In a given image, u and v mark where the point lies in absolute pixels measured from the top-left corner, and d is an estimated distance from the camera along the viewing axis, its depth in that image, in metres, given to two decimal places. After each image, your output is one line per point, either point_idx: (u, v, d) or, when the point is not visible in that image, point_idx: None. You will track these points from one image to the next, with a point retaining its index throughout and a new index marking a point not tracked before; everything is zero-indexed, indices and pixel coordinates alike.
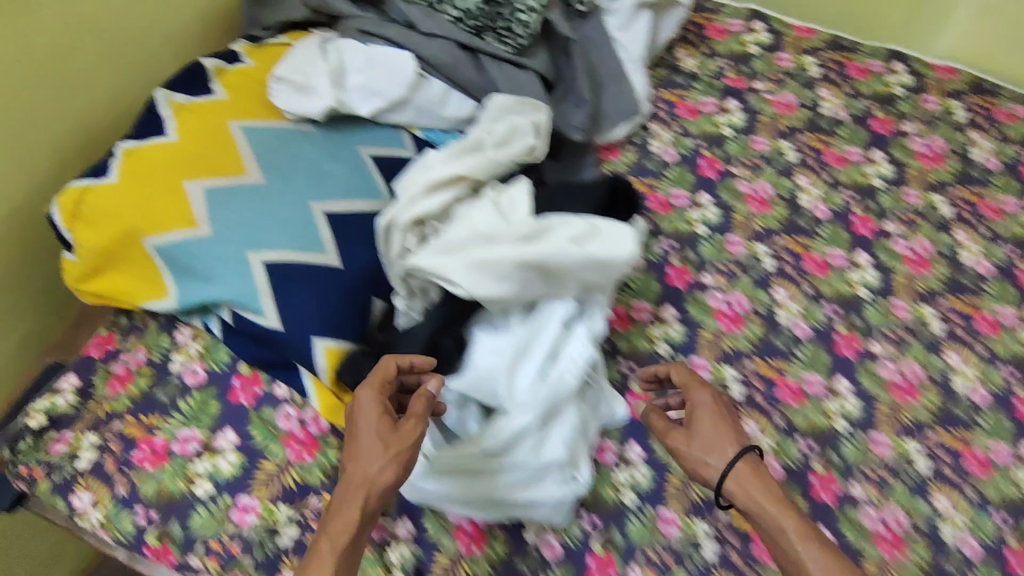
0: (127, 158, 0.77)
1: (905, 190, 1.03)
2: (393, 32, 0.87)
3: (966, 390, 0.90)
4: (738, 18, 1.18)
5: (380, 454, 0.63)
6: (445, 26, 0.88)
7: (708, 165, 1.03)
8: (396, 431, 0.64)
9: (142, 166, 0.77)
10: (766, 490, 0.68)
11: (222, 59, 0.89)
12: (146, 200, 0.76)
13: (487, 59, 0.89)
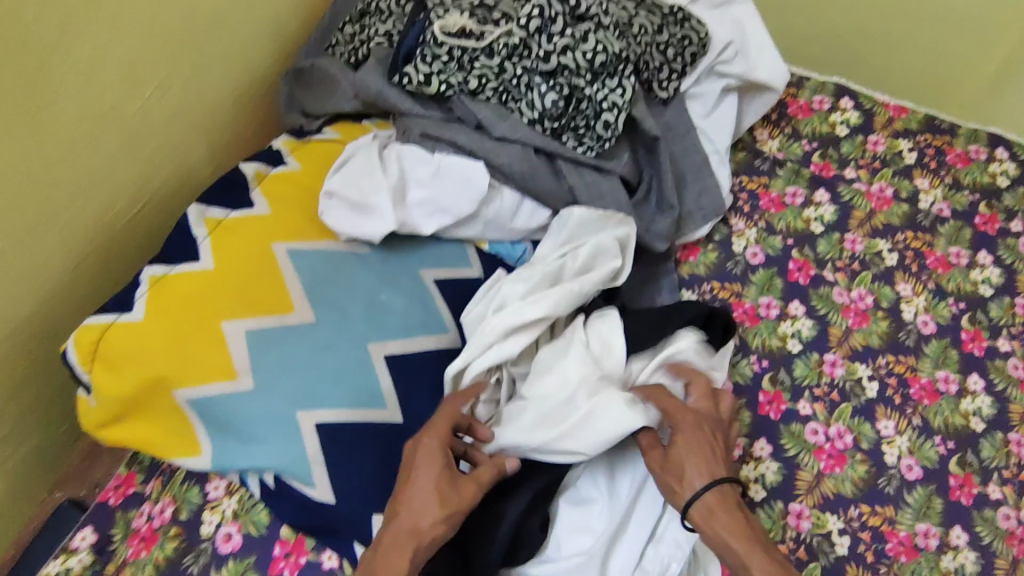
0: (160, 292, 0.68)
1: (1017, 300, 0.93)
2: (461, 134, 0.77)
3: None
4: (824, 94, 1.09)
5: (435, 508, 0.57)
6: (520, 129, 0.78)
7: (799, 269, 0.94)
8: (452, 484, 0.59)
9: (176, 304, 0.68)
10: (733, 520, 0.60)
11: (264, 161, 0.79)
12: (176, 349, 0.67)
13: (564, 163, 0.80)
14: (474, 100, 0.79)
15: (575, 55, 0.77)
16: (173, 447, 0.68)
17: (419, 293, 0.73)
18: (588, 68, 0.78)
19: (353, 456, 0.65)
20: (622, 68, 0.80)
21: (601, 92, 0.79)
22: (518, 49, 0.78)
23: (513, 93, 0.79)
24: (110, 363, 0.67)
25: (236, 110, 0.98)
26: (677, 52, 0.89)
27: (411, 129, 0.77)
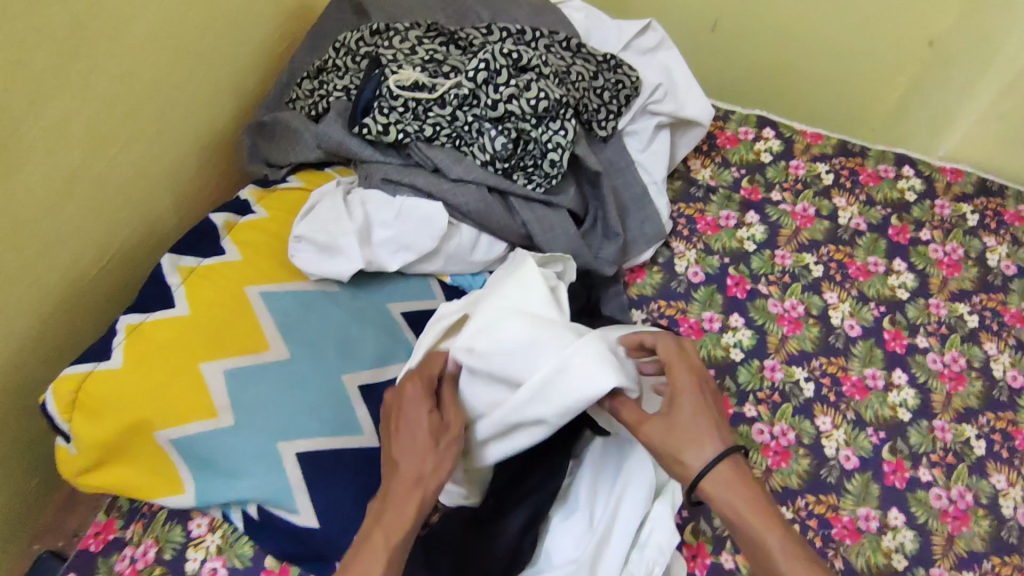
0: (138, 340, 0.72)
1: (930, 301, 1.03)
2: (420, 179, 0.83)
3: (1016, 514, 0.89)
4: (748, 125, 1.20)
5: (430, 450, 0.62)
6: (475, 171, 0.85)
7: (736, 284, 1.03)
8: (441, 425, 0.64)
9: (155, 349, 0.71)
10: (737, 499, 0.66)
11: (234, 211, 0.83)
12: (155, 393, 0.70)
13: (517, 200, 0.87)
14: (431, 146, 0.86)
15: (521, 102, 0.85)
16: (156, 486, 0.71)
17: (387, 325, 0.78)
18: (533, 113, 0.86)
19: (333, 482, 0.69)
20: (564, 112, 0.88)
21: (546, 134, 0.87)
22: (469, 99, 0.85)
23: (465, 138, 0.86)
24: (89, 410, 0.70)
25: (199, 160, 1.02)
26: (613, 95, 0.98)
27: (373, 172, 0.84)
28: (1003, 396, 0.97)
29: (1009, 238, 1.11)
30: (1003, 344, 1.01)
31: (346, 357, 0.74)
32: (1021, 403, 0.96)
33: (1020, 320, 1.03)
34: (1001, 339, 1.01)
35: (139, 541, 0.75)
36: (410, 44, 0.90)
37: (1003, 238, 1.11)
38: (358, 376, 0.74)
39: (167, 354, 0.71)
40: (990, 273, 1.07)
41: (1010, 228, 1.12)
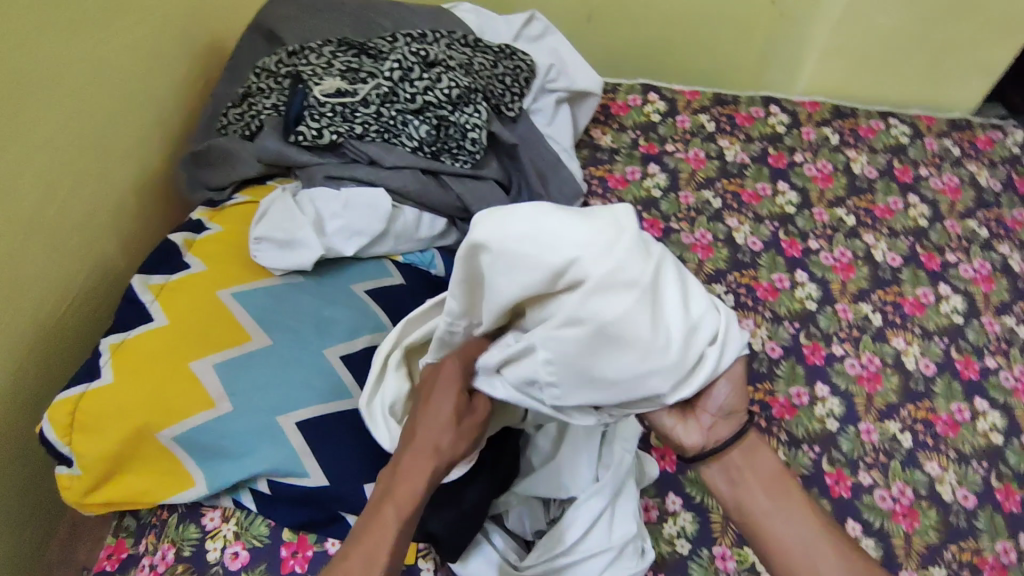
0: (124, 356, 0.76)
1: (814, 211, 1.21)
2: (359, 170, 0.93)
3: (917, 366, 1.05)
4: (635, 93, 1.36)
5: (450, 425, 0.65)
6: (406, 157, 0.95)
7: (652, 226, 1.16)
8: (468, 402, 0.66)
9: (143, 362, 0.76)
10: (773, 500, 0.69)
11: (189, 230, 0.89)
12: (150, 400, 0.75)
13: (448, 177, 0.97)
14: (364, 141, 0.95)
15: (436, 93, 0.96)
16: (167, 486, 0.76)
17: (354, 302, 0.86)
18: (448, 101, 0.97)
19: (335, 443, 0.76)
20: (476, 98, 0.99)
21: (465, 117, 0.97)
22: (390, 97, 0.96)
23: (392, 130, 0.95)
24: (88, 429, 0.74)
25: (139, 201, 1.06)
26: (513, 79, 1.09)
27: (318, 173, 0.93)
28: (887, 274, 1.14)
29: (867, 149, 1.31)
30: (878, 234, 1.19)
31: (323, 335, 0.82)
32: (903, 277, 1.14)
33: (887, 211, 1.22)
34: (876, 230, 1.19)
35: (156, 548, 0.78)
36: (327, 58, 1.00)
37: (861, 149, 1.30)
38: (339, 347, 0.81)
39: (155, 363, 0.76)
40: (856, 179, 1.26)
41: (866, 140, 1.32)
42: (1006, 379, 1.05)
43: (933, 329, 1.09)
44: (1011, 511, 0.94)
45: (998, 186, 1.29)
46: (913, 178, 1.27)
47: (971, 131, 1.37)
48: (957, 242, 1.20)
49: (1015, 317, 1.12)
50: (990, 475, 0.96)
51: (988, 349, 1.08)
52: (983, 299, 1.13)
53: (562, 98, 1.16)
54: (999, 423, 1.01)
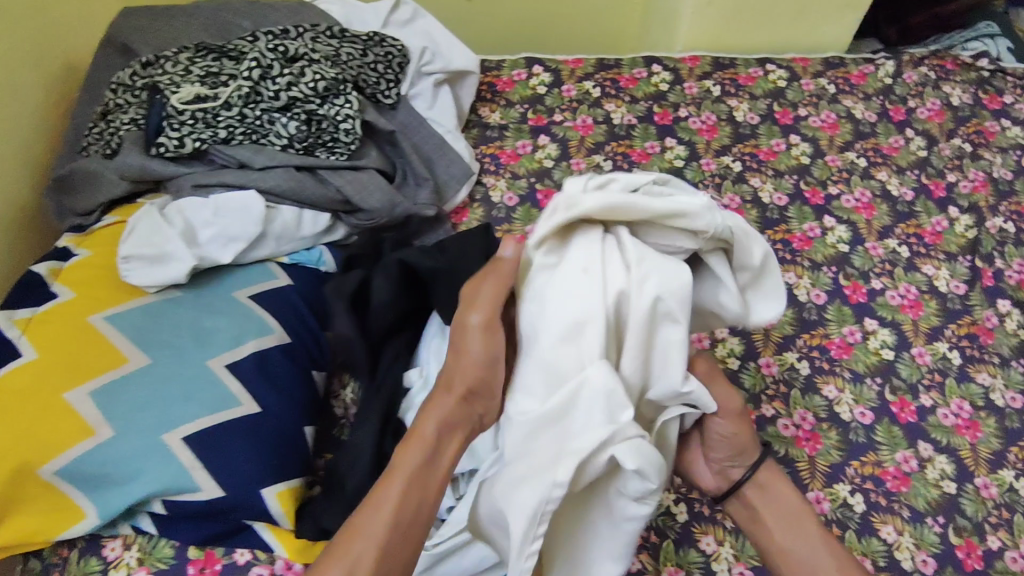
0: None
1: (702, 162, 1.24)
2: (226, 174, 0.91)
3: (809, 297, 1.09)
4: (519, 67, 1.36)
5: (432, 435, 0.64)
6: (277, 156, 0.94)
7: (547, 198, 1.14)
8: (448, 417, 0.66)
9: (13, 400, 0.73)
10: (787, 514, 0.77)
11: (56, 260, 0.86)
12: (23, 437, 0.71)
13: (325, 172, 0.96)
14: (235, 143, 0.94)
15: (301, 86, 0.95)
16: (55, 523, 0.73)
17: (237, 308, 0.84)
18: (315, 95, 0.96)
19: (227, 454, 0.74)
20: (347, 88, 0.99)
21: (335, 108, 0.96)
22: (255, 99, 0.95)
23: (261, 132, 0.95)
24: None
25: (7, 238, 1.01)
26: (386, 66, 1.09)
27: (186, 181, 0.91)
28: (775, 215, 1.18)
29: (748, 96, 1.34)
30: (764, 176, 1.22)
31: (206, 345, 0.80)
32: (789, 215, 1.18)
33: (771, 154, 1.26)
34: (762, 173, 1.23)
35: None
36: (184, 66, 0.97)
37: (742, 97, 1.34)
38: (224, 353, 0.80)
39: (26, 400, 0.73)
40: (740, 127, 1.30)
41: (746, 88, 1.36)
42: (892, 298, 1.10)
43: (822, 260, 1.13)
44: (907, 421, 0.98)
45: (874, 117, 1.35)
46: (794, 120, 1.32)
47: (845, 69, 1.43)
48: (839, 175, 1.24)
49: (899, 239, 1.17)
50: (885, 390, 1.00)
51: (874, 272, 1.13)
52: (867, 227, 1.18)
53: (440, 81, 1.15)
54: (890, 340, 1.05)
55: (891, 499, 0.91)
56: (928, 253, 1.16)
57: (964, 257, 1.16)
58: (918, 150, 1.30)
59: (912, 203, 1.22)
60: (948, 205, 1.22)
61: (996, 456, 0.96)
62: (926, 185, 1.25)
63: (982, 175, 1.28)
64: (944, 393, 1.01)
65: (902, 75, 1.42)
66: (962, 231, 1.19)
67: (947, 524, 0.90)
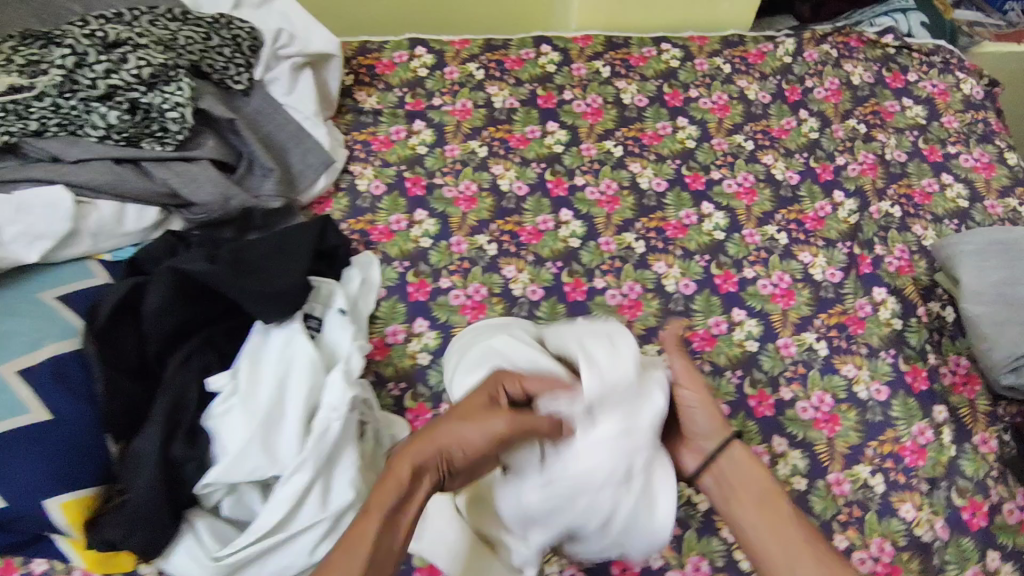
0: None
1: (600, 241, 1.41)
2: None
3: (660, 353, 1.26)
4: (398, 123, 1.53)
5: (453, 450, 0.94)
6: None
7: (417, 290, 1.31)
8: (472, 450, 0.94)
9: None
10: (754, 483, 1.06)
11: None
12: None
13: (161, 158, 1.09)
14: (94, 107, 1.16)
15: (119, 76, 1.17)
16: None
17: None
18: (139, 80, 1.19)
19: (21, 460, 0.92)
20: (174, 73, 1.23)
21: (160, 98, 1.19)
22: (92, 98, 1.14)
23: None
24: None
25: None
26: (234, 50, 1.33)
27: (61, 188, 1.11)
28: (680, 306, 1.35)
29: (654, 157, 1.57)
30: (673, 260, 1.41)
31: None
32: (696, 307, 1.36)
33: (681, 227, 1.46)
34: (673, 257, 1.42)
35: None
36: (38, 68, 1.16)
37: (648, 159, 1.56)
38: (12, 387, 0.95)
39: None
40: (645, 196, 1.50)
41: (653, 148, 1.58)
42: (806, 412, 1.26)
43: (657, 326, 1.31)
44: (756, 534, 1.02)
45: (796, 185, 1.58)
46: (705, 183, 1.54)
47: (766, 125, 1.68)
48: (707, 245, 1.45)
49: (759, 317, 1.36)
50: (750, 531, 1.02)
51: (728, 364, 1.30)
52: (782, 319, 1.36)
53: (302, 64, 1.40)
54: (725, 414, 1.23)
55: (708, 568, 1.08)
56: (851, 349, 1.35)
57: (884, 351, 1.35)
58: (714, 232, 1.47)
59: (785, 306, 1.38)
60: (873, 288, 1.43)
61: (829, 522, 1.15)
62: (772, 263, 1.44)
63: (801, 283, 1.42)
64: (771, 483, 1.16)
65: (834, 160, 1.64)
66: (742, 340, 1.33)
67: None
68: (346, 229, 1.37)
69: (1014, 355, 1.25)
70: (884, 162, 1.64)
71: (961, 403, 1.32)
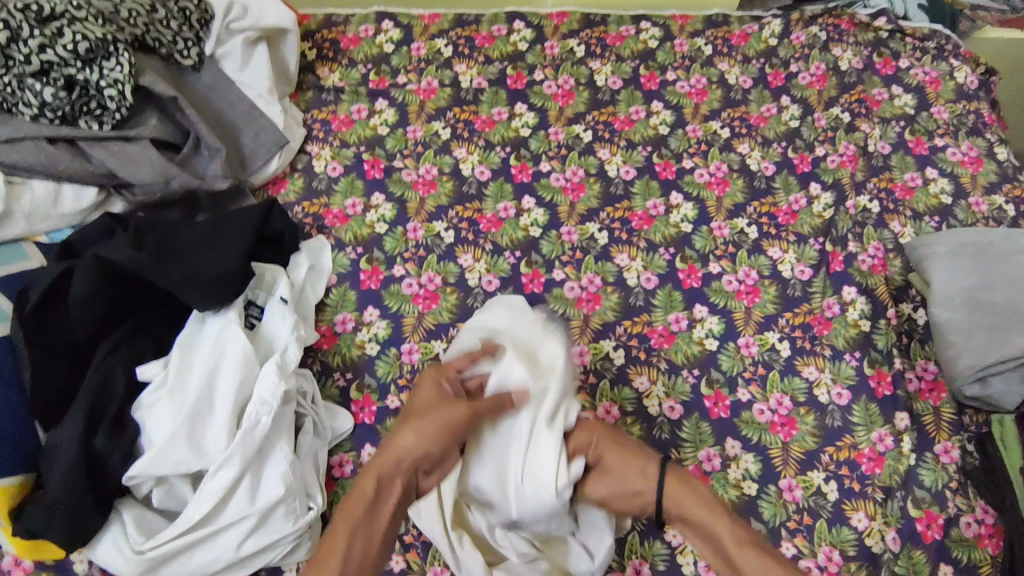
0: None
1: (687, 128, 1.17)
2: (110, 159, 0.91)
3: (793, 273, 1.05)
4: (368, 23, 1.25)
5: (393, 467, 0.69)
6: (224, 124, 1.04)
7: (520, 171, 1.11)
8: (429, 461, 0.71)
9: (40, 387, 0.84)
10: None
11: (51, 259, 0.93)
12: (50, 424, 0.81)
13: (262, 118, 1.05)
14: (28, 84, 0.88)
15: (165, 9, 1.01)
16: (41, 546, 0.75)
17: None
18: (76, 56, 0.89)
19: None
20: (113, 47, 0.91)
21: (97, 75, 0.90)
22: (53, 78, 0.89)
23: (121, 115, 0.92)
24: None
25: None
26: None
27: None
28: (762, 184, 1.12)
29: (740, 57, 1.26)
30: (753, 142, 1.16)
31: None
32: (832, 237, 1.08)
33: (762, 120, 1.19)
34: (751, 138, 1.17)
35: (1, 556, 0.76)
36: None
37: (734, 59, 1.26)
38: None
39: None
40: (731, 90, 1.22)
41: (739, 48, 1.27)
42: (911, 382, 0.97)
43: (808, 232, 1.08)
44: (933, 539, 0.86)
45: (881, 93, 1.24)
46: (786, 80, 1.24)
47: (840, 11, 1.33)
48: (825, 134, 1.18)
49: (870, 194, 1.12)
50: (907, 504, 0.88)
51: (889, 302, 1.03)
52: (849, 181, 1.13)
53: (255, 38, 1.06)
54: (867, 309, 1.02)
55: (865, 483, 0.90)
56: (897, 211, 1.11)
57: (930, 217, 1.10)
58: (905, 107, 1.22)
59: (950, 207, 1.12)
60: (926, 164, 1.16)
61: (958, 417, 0.95)
62: (907, 141, 1.18)
63: (978, 149, 1.17)
64: (950, 433, 0.93)
65: (909, 20, 1.35)
66: (936, 193, 1.13)
67: (906, 496, 0.89)
68: (441, 125, 1.14)
69: (981, 362, 0.89)
70: (938, 56, 1.29)
71: (925, 411, 0.95)
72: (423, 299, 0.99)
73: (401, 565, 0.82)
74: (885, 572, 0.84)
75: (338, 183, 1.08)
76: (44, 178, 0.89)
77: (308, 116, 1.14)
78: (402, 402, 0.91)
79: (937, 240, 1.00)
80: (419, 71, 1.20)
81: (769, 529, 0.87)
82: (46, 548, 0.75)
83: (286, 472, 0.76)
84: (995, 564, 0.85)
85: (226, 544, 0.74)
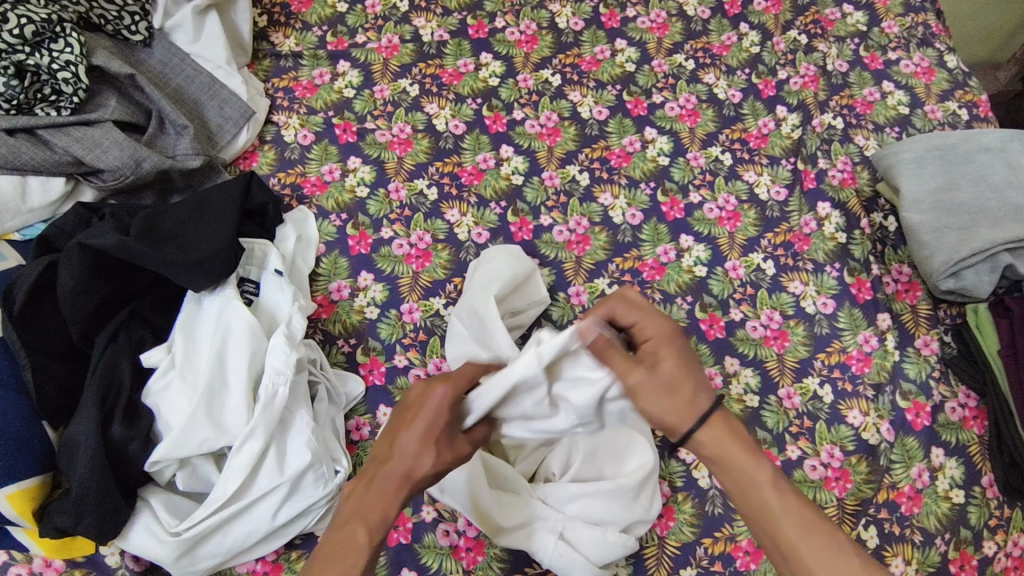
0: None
1: (653, 63, 1.18)
2: (74, 145, 0.87)
3: (770, 195, 1.08)
4: None
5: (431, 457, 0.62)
6: (184, 101, 1.01)
7: (494, 122, 1.10)
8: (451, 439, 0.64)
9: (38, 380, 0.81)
10: None
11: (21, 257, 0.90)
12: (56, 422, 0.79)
13: (224, 88, 1.02)
14: None
15: None
16: (70, 545, 0.75)
17: None
18: (23, 41, 0.86)
19: None
20: (59, 28, 0.89)
21: (48, 59, 0.88)
22: (2, 66, 0.86)
23: (79, 99, 0.90)
24: None
25: None
26: None
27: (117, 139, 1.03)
28: (731, 112, 1.15)
29: None
30: (718, 71, 1.18)
31: None
32: (802, 156, 1.11)
33: (724, 48, 1.21)
34: (716, 68, 1.19)
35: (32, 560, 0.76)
36: None
37: None
38: None
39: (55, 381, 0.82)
40: (691, 22, 1.23)
41: None
42: (888, 285, 1.02)
43: (779, 154, 1.11)
44: (923, 426, 0.93)
45: (847, 11, 1.27)
46: (742, 7, 1.25)
47: None
48: (786, 57, 1.21)
49: (834, 112, 1.16)
50: (897, 397, 0.94)
51: (861, 211, 1.07)
52: (813, 101, 1.16)
53: (204, 6, 1.03)
54: (841, 222, 1.06)
55: (857, 382, 0.95)
56: (858, 124, 1.15)
57: (891, 129, 1.15)
58: (858, 24, 1.25)
59: (909, 116, 1.16)
60: (883, 79, 1.19)
61: (934, 312, 1.01)
62: (863, 57, 1.22)
63: (929, 59, 1.22)
64: (927, 328, 0.99)
65: None
66: (894, 104, 1.17)
67: (895, 390, 0.95)
68: (408, 82, 1.12)
69: (954, 258, 0.95)
70: None
71: (904, 310, 1.01)
72: (416, 258, 0.99)
73: (433, 514, 0.83)
74: (882, 461, 0.90)
75: (311, 151, 1.05)
76: (8, 174, 0.86)
77: (269, 85, 1.11)
78: (409, 359, 0.92)
79: (903, 147, 1.04)
80: (377, 28, 1.17)
81: (774, 436, 0.92)
82: (76, 543, 0.75)
83: (309, 438, 0.78)
84: (981, 442, 0.92)
85: (262, 514, 0.76)
